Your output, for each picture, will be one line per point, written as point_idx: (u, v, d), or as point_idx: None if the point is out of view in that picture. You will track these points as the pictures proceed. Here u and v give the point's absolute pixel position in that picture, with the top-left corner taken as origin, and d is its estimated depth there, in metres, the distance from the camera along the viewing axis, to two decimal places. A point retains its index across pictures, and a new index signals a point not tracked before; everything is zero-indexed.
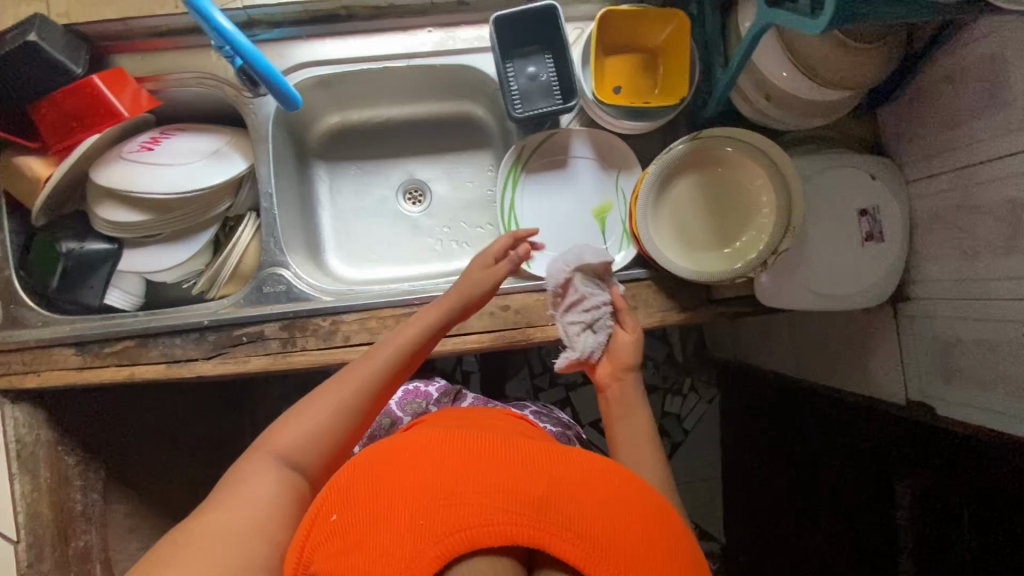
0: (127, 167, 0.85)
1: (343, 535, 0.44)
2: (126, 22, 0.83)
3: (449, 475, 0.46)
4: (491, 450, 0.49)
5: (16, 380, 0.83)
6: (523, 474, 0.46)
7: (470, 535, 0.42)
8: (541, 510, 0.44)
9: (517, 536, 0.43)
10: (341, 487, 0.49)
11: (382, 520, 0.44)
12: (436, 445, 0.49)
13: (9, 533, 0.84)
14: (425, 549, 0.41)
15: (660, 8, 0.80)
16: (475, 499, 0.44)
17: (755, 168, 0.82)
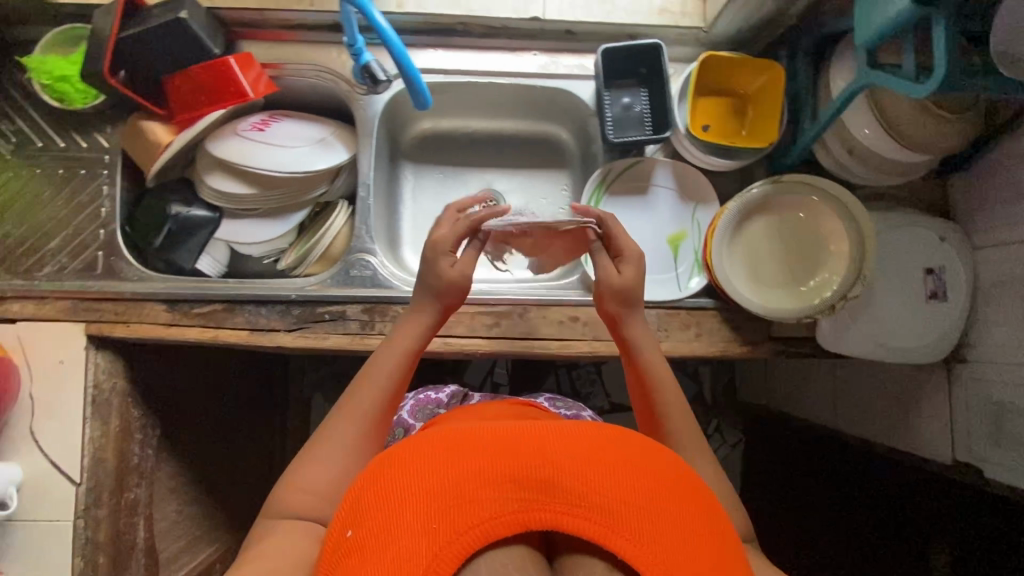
0: (241, 142, 0.91)
1: (359, 550, 0.43)
2: (263, 13, 0.90)
3: (450, 473, 0.45)
4: (489, 435, 0.48)
5: (106, 327, 0.88)
6: (524, 455, 0.46)
7: (485, 529, 0.43)
8: (548, 491, 0.44)
9: (528, 519, 0.43)
10: (350, 503, 0.48)
11: (395, 527, 0.43)
12: (429, 444, 0.49)
13: (74, 474, 0.87)
14: (442, 555, 0.41)
15: (757, 58, 0.85)
16: (481, 492, 0.44)
17: (835, 219, 0.85)
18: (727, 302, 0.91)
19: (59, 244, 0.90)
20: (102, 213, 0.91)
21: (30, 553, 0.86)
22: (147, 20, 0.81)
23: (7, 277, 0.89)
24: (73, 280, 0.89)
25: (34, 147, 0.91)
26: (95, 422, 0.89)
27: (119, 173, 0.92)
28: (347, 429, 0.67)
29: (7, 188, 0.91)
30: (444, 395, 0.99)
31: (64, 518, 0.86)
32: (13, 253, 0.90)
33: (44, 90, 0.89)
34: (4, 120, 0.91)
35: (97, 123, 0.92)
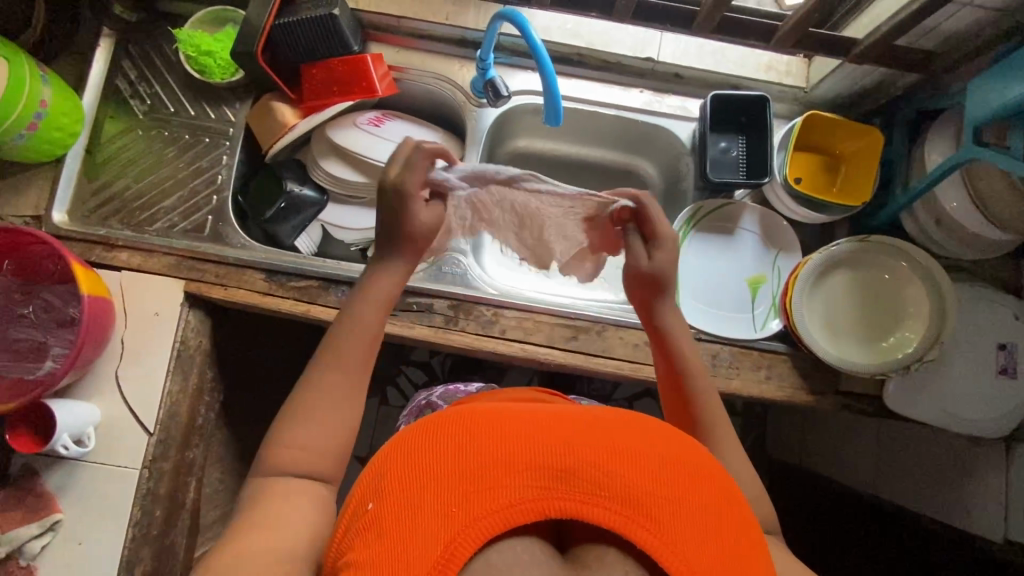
0: (360, 134, 0.97)
1: (380, 523, 0.45)
2: (400, 20, 0.97)
3: (471, 458, 0.47)
4: (512, 424, 0.50)
5: (205, 288, 0.91)
6: (547, 446, 0.47)
7: (504, 515, 0.44)
8: (568, 482, 0.45)
9: (547, 508, 0.45)
10: (373, 477, 0.50)
11: (417, 506, 0.45)
12: (453, 427, 0.50)
13: (147, 424, 0.88)
14: (462, 537, 0.43)
15: (858, 122, 0.90)
16: (502, 480, 0.45)
17: (919, 287, 0.88)
18: (800, 350, 0.93)
19: (173, 203, 0.95)
20: (218, 180, 0.96)
21: (91, 495, 0.86)
22: (301, 12, 0.89)
23: (120, 226, 0.94)
24: (181, 239, 0.93)
25: (166, 112, 0.98)
26: (176, 376, 0.90)
27: (239, 146, 0.97)
28: (327, 384, 0.64)
29: (134, 145, 0.97)
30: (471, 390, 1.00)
31: (131, 465, 0.87)
32: (129, 206, 0.95)
33: (187, 60, 0.95)
34: (144, 83, 0.98)
35: (228, 98, 0.98)
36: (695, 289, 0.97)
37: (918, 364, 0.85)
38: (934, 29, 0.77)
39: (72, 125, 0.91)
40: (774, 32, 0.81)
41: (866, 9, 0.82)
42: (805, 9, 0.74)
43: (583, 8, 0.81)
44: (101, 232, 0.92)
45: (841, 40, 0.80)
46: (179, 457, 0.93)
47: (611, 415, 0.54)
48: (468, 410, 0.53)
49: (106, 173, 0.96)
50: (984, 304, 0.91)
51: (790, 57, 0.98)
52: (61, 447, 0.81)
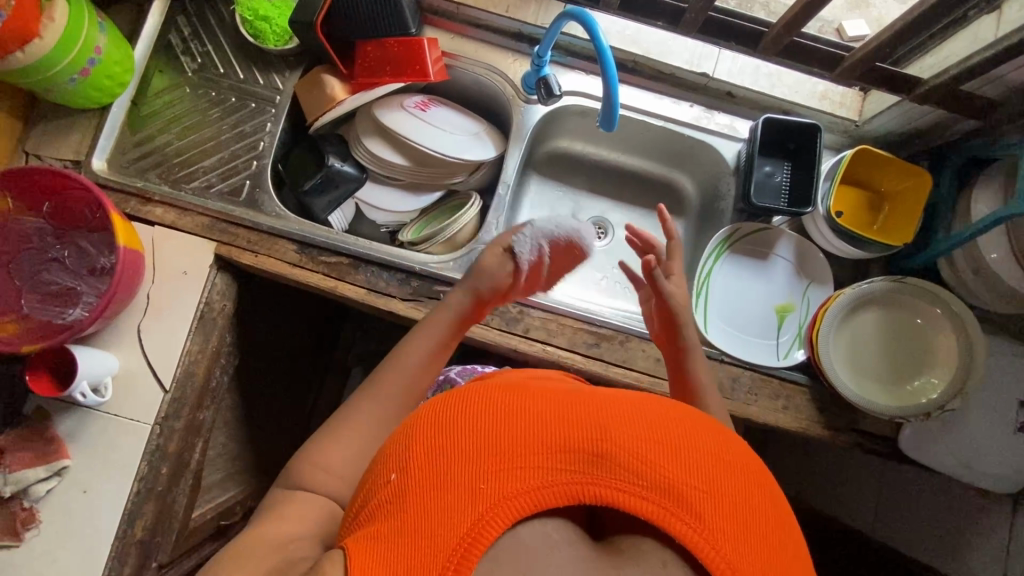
0: (407, 117, 0.97)
1: (403, 494, 0.46)
2: (459, 7, 0.97)
3: (499, 436, 0.46)
4: (542, 403, 0.49)
5: (234, 252, 0.91)
6: (582, 428, 0.47)
7: (535, 493, 0.44)
8: (600, 468, 0.45)
9: (581, 491, 0.45)
10: (395, 447, 0.50)
11: (444, 479, 0.45)
12: (481, 399, 0.49)
13: (165, 381, 0.88)
14: (491, 514, 0.43)
15: (909, 163, 0.89)
16: (533, 458, 0.45)
17: (949, 334, 0.87)
18: (820, 382, 0.93)
19: (213, 163, 0.95)
20: (259, 146, 0.96)
21: (101, 445, 0.86)
22: None
23: (158, 180, 0.94)
24: (217, 201, 0.93)
25: (217, 73, 0.98)
26: (197, 336, 0.91)
27: (284, 114, 0.97)
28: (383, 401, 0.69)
29: (180, 103, 0.97)
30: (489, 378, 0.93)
31: (144, 420, 0.87)
32: (169, 161, 0.95)
33: (243, 23, 0.95)
34: (196, 41, 0.98)
35: (278, 64, 0.98)
36: (721, 309, 0.97)
37: (937, 413, 0.84)
38: (1003, 78, 0.76)
39: (122, 75, 0.91)
40: (838, 61, 0.80)
41: (933, 49, 0.81)
42: (874, 42, 0.74)
43: (647, 15, 0.80)
44: (139, 184, 0.92)
45: (906, 77, 0.79)
46: (191, 417, 0.93)
47: (643, 398, 0.53)
48: (496, 383, 0.52)
49: (149, 126, 0.96)
50: (1011, 360, 0.91)
51: (846, 88, 0.97)
52: (79, 395, 0.81)
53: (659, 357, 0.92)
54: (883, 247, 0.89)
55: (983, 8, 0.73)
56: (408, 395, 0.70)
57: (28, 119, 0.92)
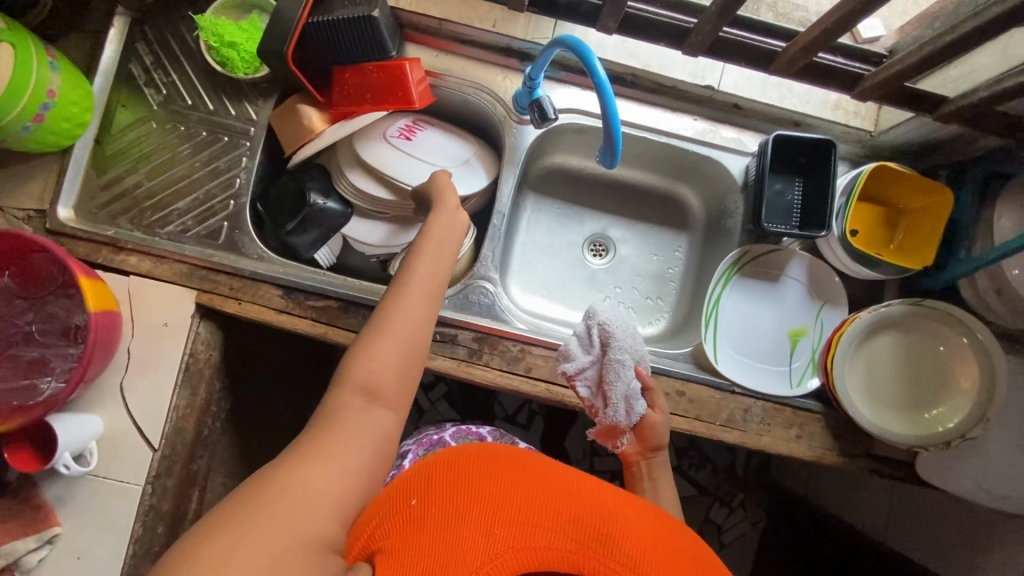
0: (390, 149, 0.92)
1: (421, 522, 0.49)
2: (442, 23, 0.89)
3: (521, 497, 0.51)
4: (558, 485, 0.55)
5: (216, 300, 0.86)
6: (586, 510, 0.52)
7: (537, 556, 0.47)
8: (600, 546, 0.49)
9: (580, 564, 0.47)
10: (418, 478, 0.55)
11: (462, 516, 0.49)
12: (507, 466, 0.55)
13: (152, 440, 0.84)
14: (500, 558, 0.46)
15: (930, 180, 0.84)
16: (545, 524, 0.49)
17: (971, 364, 0.83)
18: (835, 409, 0.90)
19: (187, 205, 0.89)
20: (236, 183, 0.90)
21: (91, 509, 0.83)
22: (335, 10, 0.81)
23: (130, 227, 0.88)
24: (194, 246, 0.88)
25: (185, 104, 0.91)
26: (184, 390, 0.86)
27: (260, 148, 0.91)
28: (401, 331, 0.66)
29: (148, 139, 0.90)
30: (486, 433, 0.88)
31: (134, 481, 0.83)
32: (140, 205, 0.89)
33: (209, 50, 0.88)
34: (160, 71, 0.91)
35: (251, 94, 0.91)
36: (731, 337, 0.93)
37: (959, 442, 0.81)
38: None
39: (82, 115, 0.84)
40: (857, 78, 0.74)
41: (959, 60, 0.74)
42: (899, 62, 0.68)
43: (649, 35, 0.74)
44: (110, 232, 0.86)
45: (930, 94, 0.73)
46: (184, 471, 0.90)
47: (639, 504, 0.58)
48: (521, 455, 0.58)
49: (116, 166, 0.90)
50: None
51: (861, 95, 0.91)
52: (63, 466, 0.77)
53: (668, 392, 0.87)
54: (897, 269, 0.84)
55: None
56: (416, 335, 0.67)
57: None
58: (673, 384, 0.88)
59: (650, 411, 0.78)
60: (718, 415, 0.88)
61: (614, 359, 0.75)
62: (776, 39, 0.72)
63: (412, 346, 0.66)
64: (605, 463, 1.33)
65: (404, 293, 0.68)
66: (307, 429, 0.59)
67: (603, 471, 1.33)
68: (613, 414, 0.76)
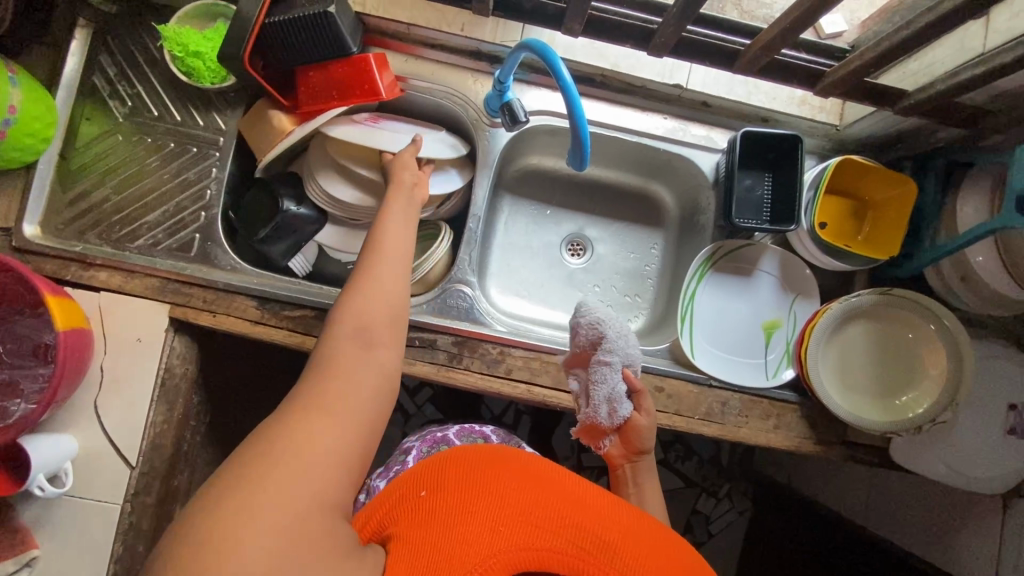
0: (359, 127, 0.88)
1: (430, 512, 0.50)
2: (410, 28, 0.89)
3: (526, 500, 0.52)
4: (564, 491, 0.55)
5: (190, 313, 0.85)
6: (589, 517, 0.53)
7: (541, 556, 0.48)
8: (602, 555, 0.49)
9: (581, 571, 0.48)
10: (430, 470, 0.55)
11: (470, 511, 0.49)
12: (516, 469, 0.56)
13: (130, 457, 0.83)
14: (503, 555, 0.47)
15: (894, 172, 0.85)
16: (548, 528, 0.50)
17: (939, 351, 0.85)
18: (811, 399, 0.91)
19: (157, 218, 0.88)
20: (206, 195, 0.89)
21: (69, 530, 0.82)
22: (293, 10, 0.81)
23: (99, 241, 0.87)
24: (166, 259, 0.87)
25: (151, 116, 0.90)
26: (161, 406, 0.85)
27: (231, 158, 0.90)
28: (385, 285, 0.64)
29: (114, 152, 0.89)
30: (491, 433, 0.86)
31: (112, 499, 0.82)
32: (108, 219, 0.88)
33: (173, 59, 0.87)
34: (124, 82, 0.89)
35: (219, 103, 0.90)
36: (706, 332, 0.94)
37: (930, 426, 0.83)
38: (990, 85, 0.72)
39: (45, 129, 0.82)
40: (818, 74, 0.76)
41: (917, 55, 0.76)
42: (856, 59, 0.70)
43: (614, 38, 0.74)
44: (79, 248, 0.85)
45: (889, 89, 0.74)
46: (165, 486, 0.89)
47: (643, 515, 0.59)
48: (531, 459, 0.59)
49: (83, 181, 0.88)
50: (1001, 364, 0.89)
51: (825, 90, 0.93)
52: (37, 488, 0.76)
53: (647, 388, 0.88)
54: (866, 260, 0.87)
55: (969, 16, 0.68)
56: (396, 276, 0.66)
57: None
58: (653, 380, 0.89)
59: (635, 414, 0.78)
60: (696, 409, 0.89)
61: (602, 359, 0.76)
62: (738, 38, 0.74)
63: (397, 297, 0.64)
64: (592, 459, 1.33)
65: (380, 250, 0.68)
66: (300, 383, 0.54)
67: (590, 468, 1.33)
68: (595, 412, 0.77)
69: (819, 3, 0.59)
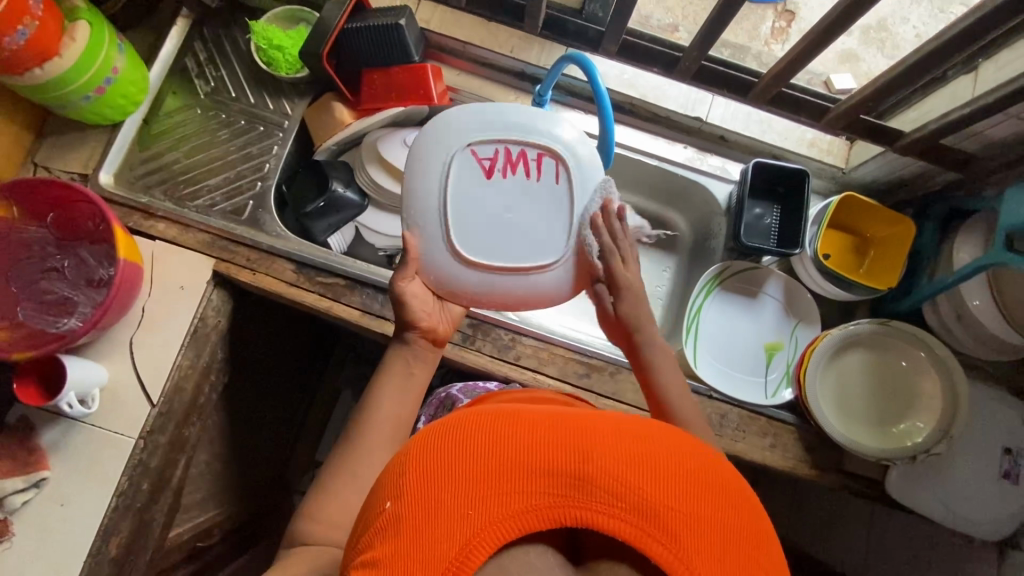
0: (474, 170, 0.67)
1: (393, 527, 0.38)
2: (465, 46, 1.01)
3: (480, 459, 0.40)
4: (522, 424, 0.42)
5: (233, 269, 0.92)
6: (571, 450, 0.40)
7: (518, 520, 0.38)
8: (586, 490, 0.39)
9: (564, 515, 0.38)
10: (386, 471, 0.43)
11: (428, 508, 0.38)
12: (463, 425, 0.43)
13: (152, 395, 0.87)
14: (479, 539, 0.37)
15: (894, 211, 0.92)
16: (514, 480, 0.39)
17: (933, 378, 0.88)
18: (809, 423, 0.92)
19: (218, 183, 0.97)
20: (265, 168, 0.99)
21: (82, 458, 0.85)
22: (369, 19, 0.93)
23: (162, 197, 0.95)
24: (219, 218, 0.95)
25: (228, 96, 1.01)
26: (189, 351, 0.90)
27: (292, 139, 1.00)
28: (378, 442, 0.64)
29: (191, 123, 1.00)
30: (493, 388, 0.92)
31: (127, 433, 0.86)
32: (175, 178, 0.97)
33: (258, 51, 0.99)
34: (211, 66, 1.02)
35: (289, 92, 1.01)
36: (710, 346, 0.98)
37: (924, 456, 0.85)
38: (980, 133, 0.80)
39: (136, 94, 0.94)
40: (823, 111, 0.85)
41: (915, 105, 0.85)
42: (857, 96, 0.79)
43: (645, 62, 0.85)
44: (143, 199, 0.94)
45: (888, 129, 0.82)
46: (176, 433, 0.92)
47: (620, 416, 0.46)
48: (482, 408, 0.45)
49: (159, 144, 0.98)
50: (996, 407, 0.91)
51: (833, 137, 1.02)
52: (65, 405, 0.80)
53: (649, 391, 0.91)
54: (868, 290, 0.91)
55: (961, 70, 0.77)
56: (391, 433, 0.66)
57: (41, 132, 0.95)
58: None
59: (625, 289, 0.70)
60: None
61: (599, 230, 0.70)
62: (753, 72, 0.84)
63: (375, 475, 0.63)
64: None
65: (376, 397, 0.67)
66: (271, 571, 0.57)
67: None
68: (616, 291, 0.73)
69: (822, 35, 0.69)
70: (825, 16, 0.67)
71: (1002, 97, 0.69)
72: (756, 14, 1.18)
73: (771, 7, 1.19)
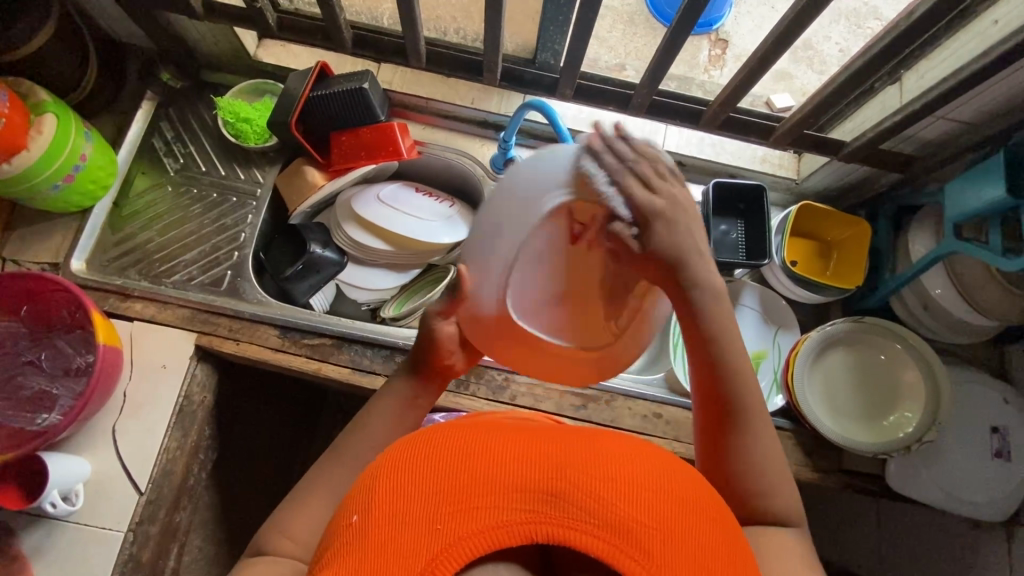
0: (561, 235, 0.58)
1: (361, 544, 0.38)
2: (428, 102, 1.06)
3: (454, 472, 0.40)
4: (503, 440, 0.42)
5: (215, 341, 0.91)
6: (545, 466, 0.40)
7: (487, 537, 0.37)
8: (552, 503, 0.38)
9: (532, 531, 0.37)
10: (363, 485, 0.43)
11: (398, 522, 0.38)
12: (448, 441, 0.43)
13: (140, 482, 0.84)
14: (445, 553, 0.36)
15: (849, 214, 0.98)
16: (487, 496, 0.38)
17: (912, 366, 0.92)
18: (804, 427, 0.94)
19: (193, 256, 0.97)
20: (240, 237, 0.99)
21: (67, 559, 0.80)
22: (333, 86, 0.96)
23: (137, 277, 0.95)
24: (197, 292, 0.94)
25: (198, 171, 1.02)
26: (176, 432, 0.87)
27: (266, 206, 1.02)
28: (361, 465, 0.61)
29: (162, 202, 1.00)
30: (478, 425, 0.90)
31: (116, 527, 0.82)
32: (148, 257, 0.97)
33: (225, 125, 1.01)
34: (178, 143, 1.03)
35: (259, 160, 1.03)
36: None
37: (917, 445, 0.87)
38: (913, 136, 0.86)
39: (105, 179, 0.94)
40: (770, 129, 0.91)
41: (851, 115, 0.91)
42: (798, 114, 0.85)
43: (601, 101, 0.90)
44: (118, 282, 0.93)
45: (830, 141, 0.89)
46: (168, 519, 0.88)
47: (594, 434, 0.46)
48: (461, 425, 0.45)
49: (130, 226, 0.98)
50: (977, 389, 0.95)
51: (782, 152, 1.08)
52: (48, 505, 0.76)
53: (645, 414, 0.93)
54: (838, 291, 0.96)
55: (886, 81, 0.84)
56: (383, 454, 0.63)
57: (7, 225, 0.94)
58: (650, 407, 0.93)
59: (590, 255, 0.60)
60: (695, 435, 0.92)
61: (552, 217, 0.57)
62: (700, 101, 0.90)
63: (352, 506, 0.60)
64: None
65: (367, 418, 0.64)
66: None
67: None
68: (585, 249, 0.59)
69: (759, 63, 0.75)
70: (760, 45, 0.73)
71: (926, 103, 0.75)
72: (693, 44, 1.28)
73: (705, 36, 1.29)
